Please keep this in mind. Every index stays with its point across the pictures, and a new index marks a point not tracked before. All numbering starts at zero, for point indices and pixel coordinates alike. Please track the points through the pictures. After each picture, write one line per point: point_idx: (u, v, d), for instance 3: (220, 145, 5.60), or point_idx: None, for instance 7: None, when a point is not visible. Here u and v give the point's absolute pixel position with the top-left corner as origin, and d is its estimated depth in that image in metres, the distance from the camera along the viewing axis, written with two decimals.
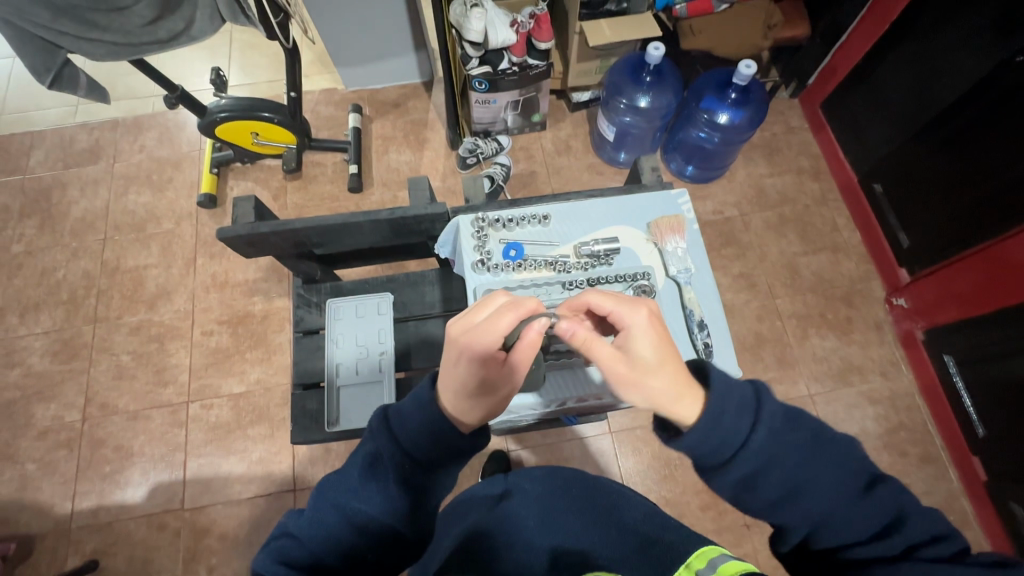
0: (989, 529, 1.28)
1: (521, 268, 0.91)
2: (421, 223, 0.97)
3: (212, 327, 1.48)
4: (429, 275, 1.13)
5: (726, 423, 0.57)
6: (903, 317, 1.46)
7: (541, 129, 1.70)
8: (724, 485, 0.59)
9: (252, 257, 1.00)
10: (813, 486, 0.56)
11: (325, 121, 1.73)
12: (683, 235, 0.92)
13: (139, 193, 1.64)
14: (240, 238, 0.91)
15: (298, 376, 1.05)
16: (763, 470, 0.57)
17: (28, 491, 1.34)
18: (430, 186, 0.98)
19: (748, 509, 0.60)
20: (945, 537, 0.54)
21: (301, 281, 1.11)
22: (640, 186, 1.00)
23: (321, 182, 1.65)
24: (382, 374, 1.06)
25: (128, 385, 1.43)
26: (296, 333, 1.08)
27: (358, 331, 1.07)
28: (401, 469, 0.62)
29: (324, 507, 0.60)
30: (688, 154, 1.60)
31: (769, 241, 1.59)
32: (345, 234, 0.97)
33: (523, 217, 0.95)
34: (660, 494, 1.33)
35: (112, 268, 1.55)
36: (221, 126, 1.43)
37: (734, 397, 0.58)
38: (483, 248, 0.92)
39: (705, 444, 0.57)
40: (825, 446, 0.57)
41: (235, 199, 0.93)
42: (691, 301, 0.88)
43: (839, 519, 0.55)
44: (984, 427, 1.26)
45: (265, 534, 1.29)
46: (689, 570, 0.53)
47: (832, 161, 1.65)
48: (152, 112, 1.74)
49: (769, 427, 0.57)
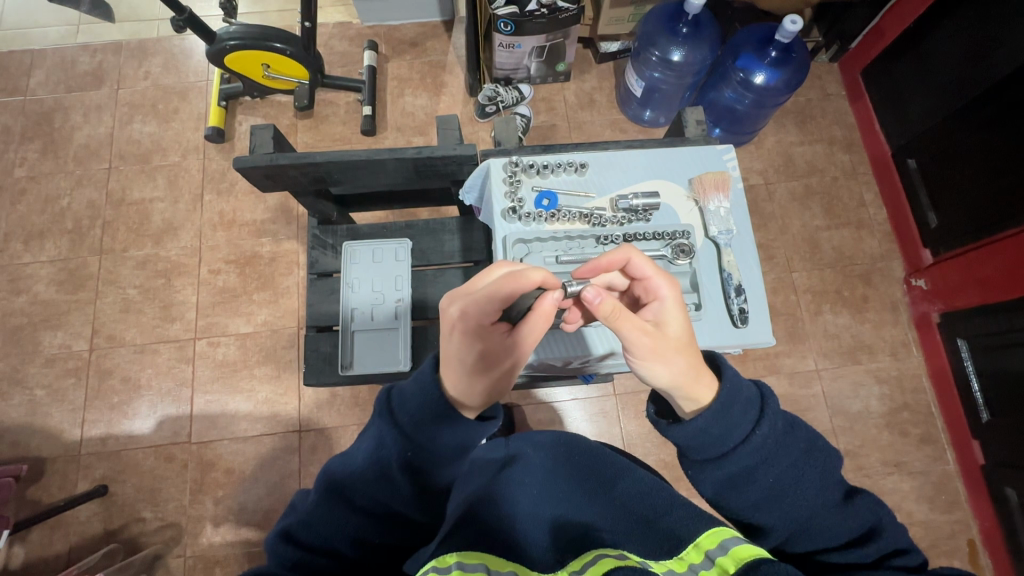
0: (980, 511, 1.30)
1: (554, 219, 0.89)
2: (447, 166, 0.92)
3: (219, 266, 1.46)
4: (449, 224, 1.09)
5: (732, 417, 0.59)
6: (921, 299, 1.44)
7: (564, 80, 1.62)
8: (711, 479, 0.61)
9: (267, 191, 0.96)
10: (794, 488, 0.58)
11: (339, 58, 1.65)
12: (727, 194, 0.88)
13: (144, 123, 1.58)
14: (258, 170, 0.87)
15: (312, 318, 1.03)
16: (756, 467, 0.59)
17: (38, 417, 1.35)
18: (459, 126, 0.92)
19: (730, 508, 0.62)
20: (907, 551, 0.57)
21: (317, 222, 1.09)
22: (683, 141, 0.95)
23: (333, 123, 1.58)
24: (398, 323, 1.04)
25: (135, 318, 1.42)
26: (310, 275, 1.05)
27: (375, 276, 1.05)
28: (408, 454, 0.60)
29: (328, 490, 0.58)
30: (717, 116, 1.53)
31: (791, 212, 1.54)
32: (367, 172, 0.93)
33: (559, 164, 0.91)
34: (659, 458, 1.34)
35: (117, 200, 1.52)
36: (231, 55, 1.36)
37: (741, 394, 0.60)
38: (515, 195, 0.88)
39: (706, 431, 0.59)
40: (816, 454, 0.59)
41: (253, 128, 0.88)
42: (729, 264, 0.85)
43: (817, 526, 0.58)
44: (989, 412, 1.25)
45: (271, 470, 1.32)
46: (699, 550, 0.53)
47: (868, 132, 1.59)
48: (157, 36, 1.65)
49: (772, 424, 0.59)
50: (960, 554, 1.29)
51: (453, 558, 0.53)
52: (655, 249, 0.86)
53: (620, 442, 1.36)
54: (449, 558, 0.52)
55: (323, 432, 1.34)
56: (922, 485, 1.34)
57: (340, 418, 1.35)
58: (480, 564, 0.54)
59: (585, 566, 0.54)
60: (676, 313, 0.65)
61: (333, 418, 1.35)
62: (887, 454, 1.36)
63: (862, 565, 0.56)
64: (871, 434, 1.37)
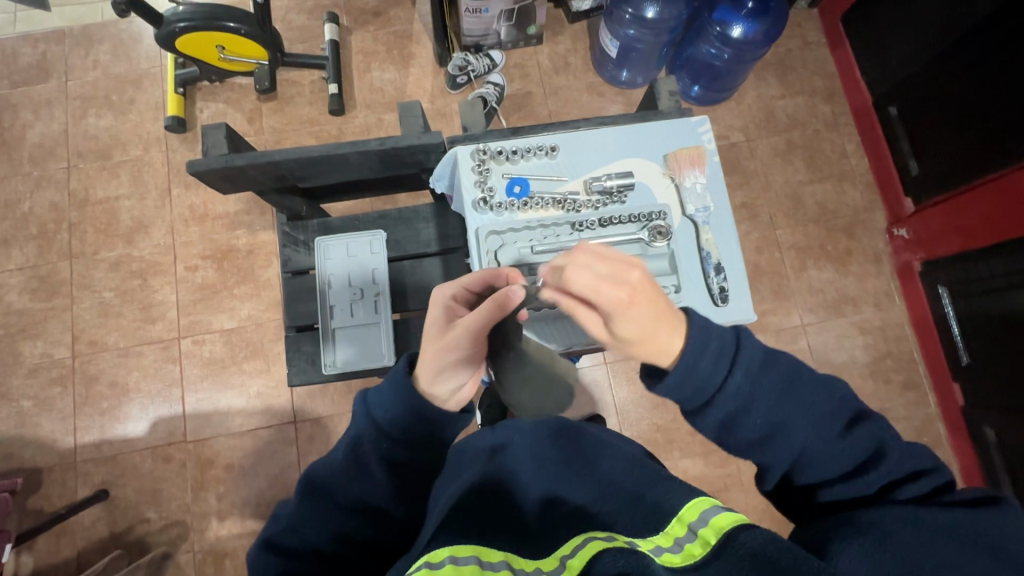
0: (960, 450, 1.34)
1: (527, 207, 0.87)
2: (414, 155, 0.90)
3: (196, 262, 1.43)
4: (423, 211, 1.06)
5: (699, 371, 0.57)
6: (903, 248, 1.45)
7: (537, 43, 1.56)
8: (709, 425, 0.60)
9: (228, 192, 0.93)
10: (788, 427, 0.57)
11: (298, 33, 1.56)
12: (703, 168, 0.87)
13: (99, 116, 1.51)
14: (214, 172, 0.84)
15: (291, 318, 1.02)
16: (739, 412, 0.58)
17: (28, 427, 1.34)
18: (424, 113, 0.90)
19: (731, 448, 0.61)
20: (922, 474, 0.56)
21: (285, 218, 1.06)
22: (655, 113, 0.93)
23: (299, 104, 1.51)
24: (379, 316, 1.02)
25: (115, 322, 1.40)
26: (285, 274, 1.04)
27: (351, 271, 1.03)
28: (386, 450, 0.64)
29: (310, 492, 0.60)
30: (695, 73, 1.49)
31: (773, 169, 1.52)
32: (332, 167, 0.90)
33: (530, 149, 0.89)
34: (652, 422, 1.37)
35: (81, 200, 1.46)
36: (182, 38, 1.28)
37: (712, 343, 0.57)
38: (485, 184, 0.87)
39: (681, 388, 0.58)
40: (801, 388, 0.58)
41: (204, 127, 0.85)
42: (708, 242, 0.85)
43: (818, 459, 0.57)
44: (969, 355, 1.28)
45: (270, 462, 1.33)
46: (682, 523, 0.53)
47: (848, 80, 1.55)
48: (101, 20, 1.55)
49: (745, 369, 0.57)
50: None
51: (445, 552, 0.50)
52: (632, 232, 0.85)
53: (612, 409, 1.38)
54: (441, 551, 0.50)
55: (318, 421, 1.34)
56: (907, 428, 1.38)
57: (334, 407, 1.35)
58: (473, 557, 0.51)
59: (573, 549, 0.53)
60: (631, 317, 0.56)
61: (327, 407, 1.35)
62: (872, 402, 1.39)
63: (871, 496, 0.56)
64: (857, 383, 1.40)
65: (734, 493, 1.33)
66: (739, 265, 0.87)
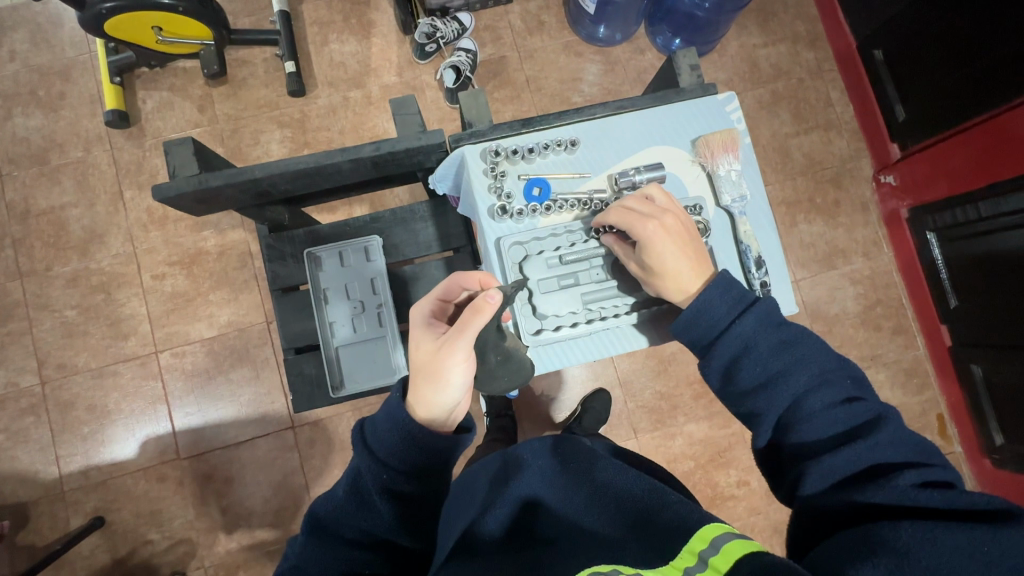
0: (947, 389, 1.40)
1: (549, 211, 0.82)
2: (412, 157, 0.85)
3: (163, 269, 1.32)
4: (419, 210, 1.01)
5: (715, 310, 0.67)
6: (890, 195, 1.45)
7: (506, 2, 1.45)
8: (714, 370, 0.67)
9: (204, 210, 0.88)
10: (786, 375, 0.62)
11: (242, 4, 1.41)
12: (737, 153, 0.83)
13: (26, 115, 1.34)
14: (185, 196, 0.79)
15: (288, 339, 0.97)
16: (742, 355, 0.64)
17: (5, 462, 1.26)
18: (419, 110, 0.84)
19: (730, 400, 0.66)
20: (920, 466, 0.55)
21: (268, 230, 0.99)
22: (678, 91, 0.87)
23: (254, 87, 1.38)
24: (384, 329, 0.98)
25: (83, 342, 1.30)
26: (275, 290, 0.97)
27: (348, 283, 0.98)
28: (384, 480, 0.61)
29: (314, 530, 0.59)
30: (676, 25, 1.42)
31: (759, 123, 1.49)
32: (318, 177, 0.84)
33: (546, 145, 0.83)
34: (655, 390, 1.38)
35: (22, 212, 1.32)
36: (111, 21, 1.13)
37: (731, 291, 0.68)
38: (501, 190, 0.82)
39: (695, 321, 0.68)
40: (806, 347, 0.63)
41: (168, 144, 0.78)
42: (747, 235, 0.82)
43: (811, 416, 0.60)
44: (956, 297, 1.31)
45: (273, 470, 1.29)
46: (692, 553, 0.50)
47: (831, 24, 1.50)
48: (10, 4, 1.36)
49: (755, 317, 0.65)
50: (930, 428, 1.40)
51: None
52: None
53: (616, 382, 1.38)
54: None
55: (318, 424, 1.30)
56: (896, 372, 1.43)
57: (332, 407, 1.30)
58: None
59: None
60: (661, 239, 0.70)
61: (325, 408, 1.31)
62: (864, 350, 1.43)
63: (869, 488, 0.54)
64: (849, 333, 1.43)
65: (738, 451, 1.36)
66: (776, 253, 0.85)
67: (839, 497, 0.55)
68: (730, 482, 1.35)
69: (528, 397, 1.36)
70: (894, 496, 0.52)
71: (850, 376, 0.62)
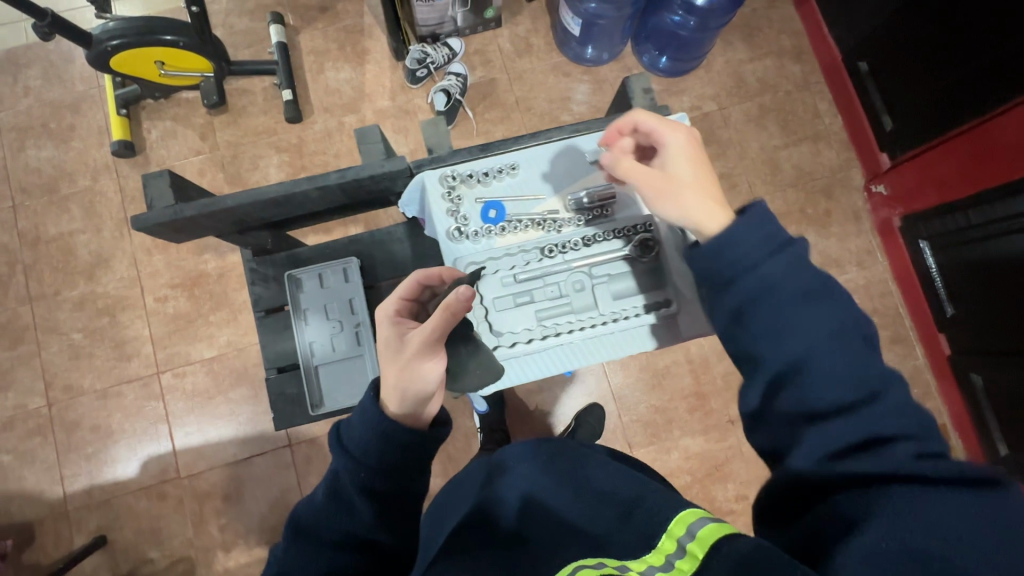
0: (948, 397, 1.37)
1: (505, 232, 0.87)
2: (380, 183, 0.89)
3: (165, 292, 1.37)
4: (396, 231, 1.05)
5: (743, 246, 0.59)
6: (881, 205, 1.45)
7: (495, 27, 1.50)
8: (723, 309, 0.61)
9: (185, 239, 0.92)
10: (799, 324, 0.56)
11: (242, 37, 1.47)
12: None
13: (38, 147, 1.41)
14: (164, 226, 0.83)
15: (270, 359, 1.00)
16: (759, 299, 0.58)
17: (12, 481, 1.29)
18: (382, 138, 0.89)
19: (736, 343, 0.61)
20: (918, 437, 0.52)
21: (251, 253, 1.03)
22: None
23: (253, 115, 1.44)
24: (363, 347, 1.01)
25: (88, 364, 1.34)
26: (257, 313, 1.01)
27: (326, 303, 1.00)
28: (360, 479, 0.61)
29: (297, 535, 0.61)
30: (661, 43, 1.46)
31: (748, 136, 1.50)
32: (292, 205, 0.88)
33: (501, 169, 0.89)
34: (649, 404, 1.38)
35: (33, 239, 1.38)
36: (115, 57, 1.19)
37: (764, 229, 0.59)
38: (459, 212, 0.86)
39: (717, 257, 0.60)
40: (826, 295, 0.57)
41: (147, 178, 0.83)
42: None
43: (817, 361, 0.55)
44: (952, 306, 1.30)
45: (269, 488, 1.30)
46: (672, 539, 0.50)
47: (816, 39, 1.53)
48: (26, 43, 1.44)
49: (784, 258, 0.58)
50: None
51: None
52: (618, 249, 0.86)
53: (609, 397, 1.38)
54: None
55: (314, 441, 1.31)
56: None
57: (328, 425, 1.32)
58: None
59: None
60: (686, 149, 0.69)
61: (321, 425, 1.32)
62: None
63: (863, 459, 0.50)
64: None
65: (735, 465, 1.35)
66: None
67: (831, 468, 0.51)
68: (728, 496, 1.33)
69: (523, 412, 1.37)
70: (891, 467, 0.49)
71: (864, 335, 0.57)
